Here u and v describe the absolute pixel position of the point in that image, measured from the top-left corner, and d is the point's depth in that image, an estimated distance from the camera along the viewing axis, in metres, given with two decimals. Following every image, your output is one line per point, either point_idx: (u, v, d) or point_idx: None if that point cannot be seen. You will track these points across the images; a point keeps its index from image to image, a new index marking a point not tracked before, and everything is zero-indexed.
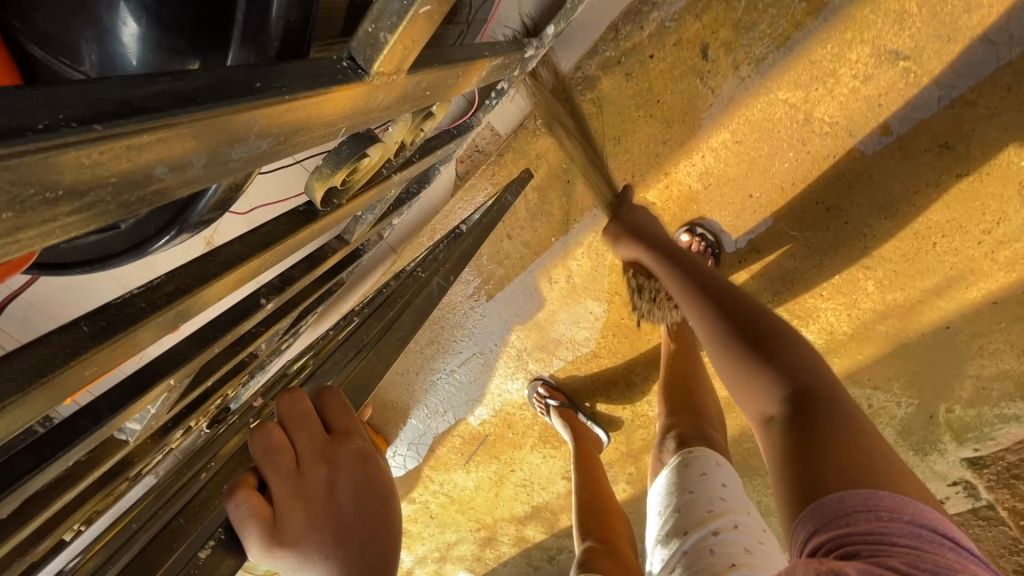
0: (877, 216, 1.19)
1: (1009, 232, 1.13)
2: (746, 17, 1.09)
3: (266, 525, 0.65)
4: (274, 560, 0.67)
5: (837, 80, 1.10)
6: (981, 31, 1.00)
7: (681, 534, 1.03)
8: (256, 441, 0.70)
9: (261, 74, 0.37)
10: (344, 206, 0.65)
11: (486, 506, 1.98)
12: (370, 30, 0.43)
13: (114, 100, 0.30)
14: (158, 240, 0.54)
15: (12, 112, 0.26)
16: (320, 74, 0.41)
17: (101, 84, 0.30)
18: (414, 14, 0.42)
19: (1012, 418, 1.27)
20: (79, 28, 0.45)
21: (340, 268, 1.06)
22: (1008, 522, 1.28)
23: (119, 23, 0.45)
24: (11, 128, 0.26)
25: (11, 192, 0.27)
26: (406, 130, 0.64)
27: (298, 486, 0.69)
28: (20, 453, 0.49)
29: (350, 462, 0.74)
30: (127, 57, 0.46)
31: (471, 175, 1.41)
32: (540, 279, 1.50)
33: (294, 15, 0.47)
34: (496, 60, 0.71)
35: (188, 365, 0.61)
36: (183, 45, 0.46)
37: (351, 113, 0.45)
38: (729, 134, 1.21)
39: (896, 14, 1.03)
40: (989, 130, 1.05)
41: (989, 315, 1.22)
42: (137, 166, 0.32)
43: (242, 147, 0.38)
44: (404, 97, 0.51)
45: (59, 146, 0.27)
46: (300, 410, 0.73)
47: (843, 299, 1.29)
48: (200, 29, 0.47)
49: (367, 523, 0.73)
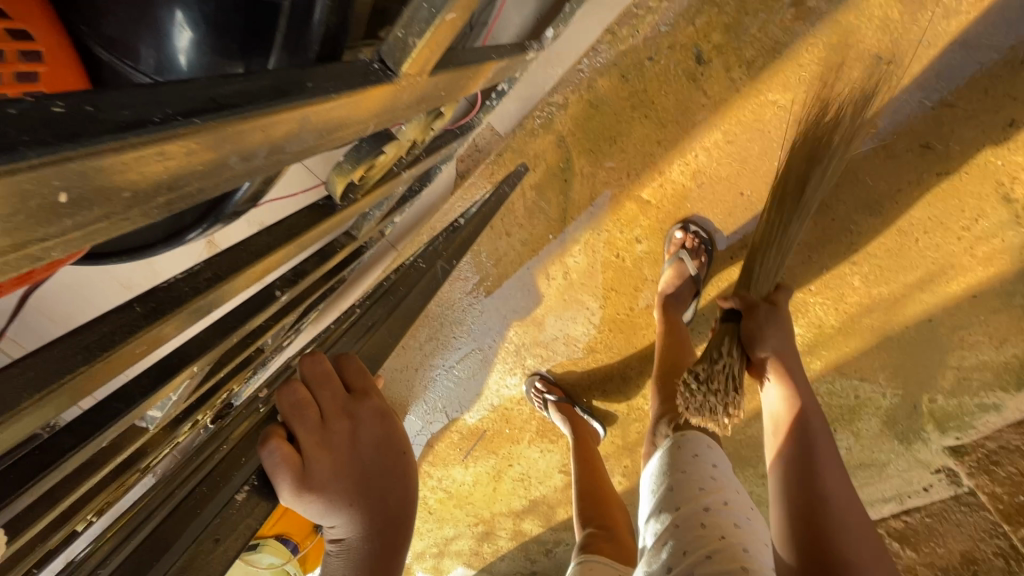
0: (863, 214, 1.24)
1: (987, 228, 1.18)
2: (738, 21, 1.14)
3: (296, 471, 0.67)
4: (301, 506, 0.69)
5: (825, 83, 1.15)
6: (959, 36, 1.05)
7: (672, 509, 1.06)
8: (281, 397, 0.72)
9: (309, 75, 0.41)
10: (360, 201, 0.69)
11: (483, 500, 2.01)
12: (400, 36, 0.46)
13: (204, 98, 0.34)
14: (194, 231, 0.58)
15: (132, 107, 0.30)
16: (354, 76, 0.44)
17: (193, 85, 0.34)
18: (439, 21, 0.45)
19: (991, 406, 1.33)
20: (139, 31, 0.50)
21: (345, 264, 1.09)
22: (988, 506, 1.31)
23: (176, 28, 0.50)
24: (134, 120, 0.30)
25: (115, 178, 0.30)
26: (419, 129, 0.66)
27: (323, 437, 0.71)
28: (60, 434, 0.51)
29: (370, 418, 0.76)
30: (181, 58, 0.51)
31: (470, 173, 1.44)
32: (538, 276, 1.54)
33: (334, 19, 0.49)
34: (502, 62, 0.74)
35: (211, 353, 0.64)
36: (234, 48, 0.52)
37: (378, 113, 0.48)
38: (722, 134, 1.25)
39: (880, 20, 1.08)
40: (968, 131, 1.11)
41: (969, 308, 1.27)
42: (217, 156, 0.35)
43: (296, 143, 0.41)
44: (424, 98, 0.54)
45: (171, 135, 0.31)
46: (321, 368, 0.75)
47: (832, 294, 1.34)
48: (248, 34, 0.52)
49: (389, 473, 0.76)
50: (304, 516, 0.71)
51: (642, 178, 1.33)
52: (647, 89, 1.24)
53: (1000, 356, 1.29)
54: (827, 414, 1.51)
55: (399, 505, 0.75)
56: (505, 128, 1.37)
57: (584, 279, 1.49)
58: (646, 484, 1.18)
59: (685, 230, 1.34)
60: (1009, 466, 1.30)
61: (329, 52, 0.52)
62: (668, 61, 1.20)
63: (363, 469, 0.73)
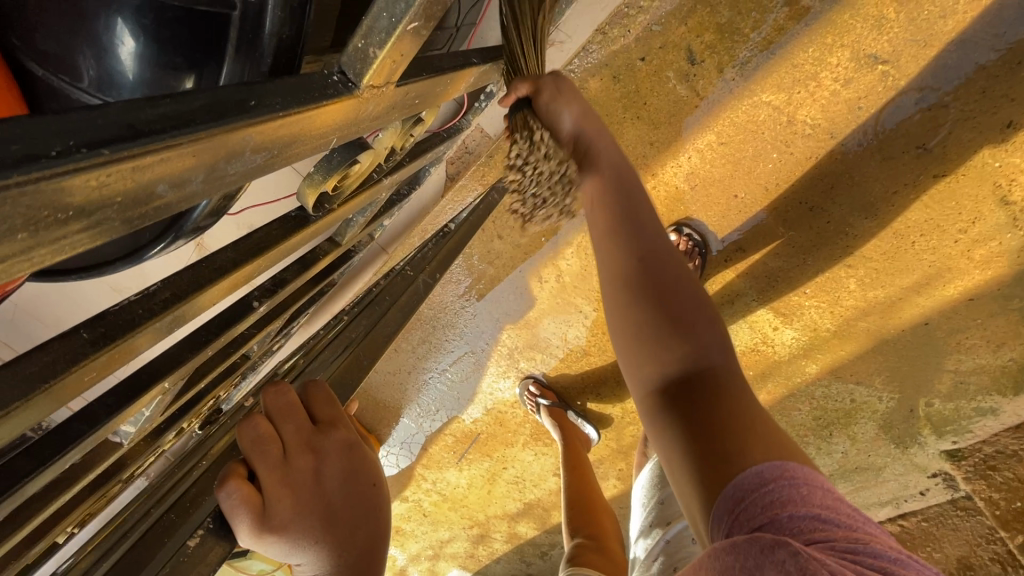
0: (858, 216, 1.22)
1: (984, 231, 1.16)
2: (730, 21, 1.11)
3: (257, 511, 0.66)
4: (264, 547, 0.68)
5: (819, 84, 1.13)
6: (956, 35, 1.03)
7: (664, 524, 1.04)
8: (244, 432, 0.71)
9: (254, 92, 0.39)
10: (335, 211, 0.67)
11: (478, 503, 1.99)
12: (360, 46, 0.44)
13: (120, 123, 0.31)
14: (153, 248, 0.55)
15: (28, 140, 0.28)
16: (310, 90, 0.42)
17: (108, 108, 0.31)
18: (403, 30, 0.43)
19: (989, 410, 1.31)
20: (78, 46, 0.47)
21: (331, 270, 1.07)
22: (986, 511, 1.30)
23: (116, 41, 0.47)
24: (27, 156, 0.27)
25: (28, 212, 0.28)
26: (396, 137, 0.65)
27: (287, 474, 0.70)
28: (18, 457, 0.50)
29: (336, 451, 0.75)
30: (124, 73, 0.48)
31: (461, 175, 1.42)
32: (530, 279, 1.52)
33: (287, 32, 0.51)
34: (484, 66, 0.72)
35: (181, 369, 0.62)
36: (180, 62, 0.49)
37: (342, 125, 0.46)
38: (715, 136, 1.23)
39: (875, 19, 1.06)
40: (965, 133, 1.09)
41: (966, 312, 1.25)
42: (140, 185, 0.33)
43: (238, 162, 0.39)
44: (395, 107, 0.52)
45: (73, 171, 0.29)
46: (285, 401, 0.75)
47: (827, 298, 1.32)
48: (196, 45, 0.49)
49: (356, 508, 0.74)
50: (269, 556, 0.69)
51: None
52: (638, 89, 1.22)
53: (997, 360, 1.27)
54: (822, 418, 1.49)
55: (365, 541, 0.74)
56: (495, 130, 1.35)
57: (577, 282, 1.48)
58: (637, 494, 1.17)
59: (680, 233, 1.33)
60: (1006, 471, 1.29)
61: (284, 63, 0.53)
62: (659, 61, 1.18)
63: (328, 506, 0.71)
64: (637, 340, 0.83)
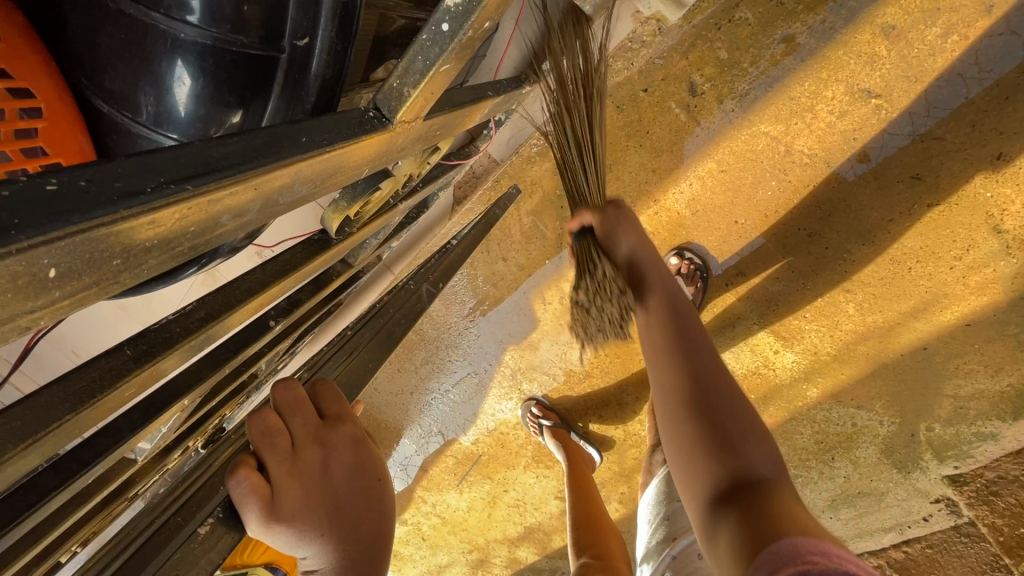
0: (855, 242, 1.25)
1: (979, 258, 1.19)
2: (730, 56, 1.16)
3: (265, 502, 0.66)
4: (271, 537, 0.68)
5: (815, 115, 1.17)
6: (945, 72, 1.08)
7: (671, 541, 1.04)
8: (252, 424, 0.72)
9: (304, 129, 0.43)
10: (355, 234, 0.70)
11: (478, 527, 1.97)
12: (396, 85, 0.48)
13: (196, 161, 0.36)
14: (186, 270, 0.59)
15: (124, 179, 0.32)
16: (351, 126, 0.46)
17: (185, 148, 0.36)
18: (435, 71, 0.47)
19: (989, 436, 1.32)
20: (144, 85, 0.57)
21: (340, 291, 1.09)
22: (989, 538, 1.30)
23: (175, 81, 0.56)
24: (124, 194, 0.32)
25: (103, 240, 0.31)
26: (414, 164, 0.68)
27: (294, 466, 0.70)
28: (46, 470, 0.52)
29: (342, 445, 0.75)
30: (179, 108, 0.57)
31: (467, 199, 1.45)
32: (534, 301, 1.54)
33: (330, 73, 0.60)
34: (497, 98, 0.76)
35: (201, 387, 0.64)
36: (232, 99, 0.58)
37: (374, 157, 0.50)
38: (715, 164, 1.26)
39: (867, 56, 1.10)
40: (956, 164, 1.13)
41: (964, 337, 1.28)
42: (208, 216, 0.37)
43: (288, 193, 0.43)
44: (420, 137, 0.56)
45: (159, 204, 0.33)
46: (295, 396, 0.75)
47: (826, 322, 1.35)
48: (245, 87, 0.58)
49: (364, 504, 0.74)
50: (274, 547, 0.70)
51: (638, 205, 1.35)
52: (641, 119, 1.26)
53: (996, 386, 1.29)
54: (824, 441, 1.50)
55: (370, 536, 0.73)
56: (503, 157, 1.39)
57: None
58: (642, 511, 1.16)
59: (680, 257, 1.36)
60: (1009, 497, 1.29)
61: (325, 101, 0.61)
62: (661, 92, 1.23)
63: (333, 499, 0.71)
64: (677, 431, 0.84)
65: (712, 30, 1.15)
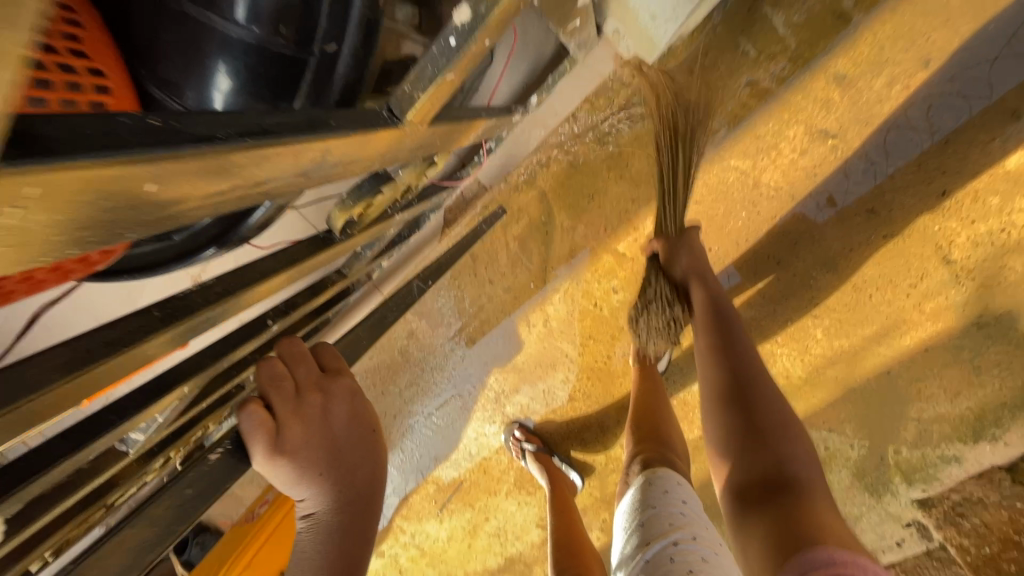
0: (820, 270, 1.34)
1: (932, 286, 1.29)
2: (701, 97, 1.27)
3: (270, 437, 0.75)
4: (273, 470, 0.76)
5: (779, 153, 1.28)
6: (892, 116, 1.20)
7: (644, 545, 1.05)
8: (262, 371, 0.80)
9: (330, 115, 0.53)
10: (356, 237, 0.75)
11: (458, 558, 1.93)
12: (408, 90, 0.57)
13: (251, 125, 0.48)
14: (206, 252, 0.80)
15: (196, 131, 0.44)
16: (368, 119, 0.56)
17: (244, 116, 0.48)
18: (439, 82, 0.56)
19: (953, 458, 1.38)
20: (188, 82, 0.69)
21: (331, 304, 1.12)
22: (959, 561, 1.34)
23: (217, 77, 0.69)
24: (198, 137, 0.44)
25: None
26: (415, 175, 0.75)
27: (298, 406, 0.79)
28: None
29: (342, 395, 0.83)
30: (215, 100, 0.70)
31: (456, 223, 1.51)
32: (519, 323, 1.59)
33: (352, 76, 0.74)
34: (490, 121, 0.83)
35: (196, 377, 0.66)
36: (267, 95, 0.71)
37: (386, 149, 0.59)
38: (690, 195, 1.36)
39: (823, 101, 1.22)
40: (906, 199, 1.23)
41: (923, 361, 1.35)
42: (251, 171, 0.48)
43: (312, 164, 0.54)
44: (419, 146, 0.62)
45: (220, 149, 0.45)
46: (300, 348, 0.83)
47: (796, 347, 1.42)
48: (278, 86, 0.71)
49: (360, 449, 0.83)
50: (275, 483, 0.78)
51: (619, 232, 1.42)
52: (622, 152, 1.35)
53: (956, 409, 1.36)
54: None
55: (364, 479, 0.81)
56: (491, 181, 1.46)
57: (565, 326, 1.55)
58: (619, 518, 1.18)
59: None
60: (974, 518, 1.34)
61: (347, 97, 0.75)
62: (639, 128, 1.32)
63: (334, 442, 0.79)
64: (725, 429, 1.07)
65: (684, 74, 1.26)
